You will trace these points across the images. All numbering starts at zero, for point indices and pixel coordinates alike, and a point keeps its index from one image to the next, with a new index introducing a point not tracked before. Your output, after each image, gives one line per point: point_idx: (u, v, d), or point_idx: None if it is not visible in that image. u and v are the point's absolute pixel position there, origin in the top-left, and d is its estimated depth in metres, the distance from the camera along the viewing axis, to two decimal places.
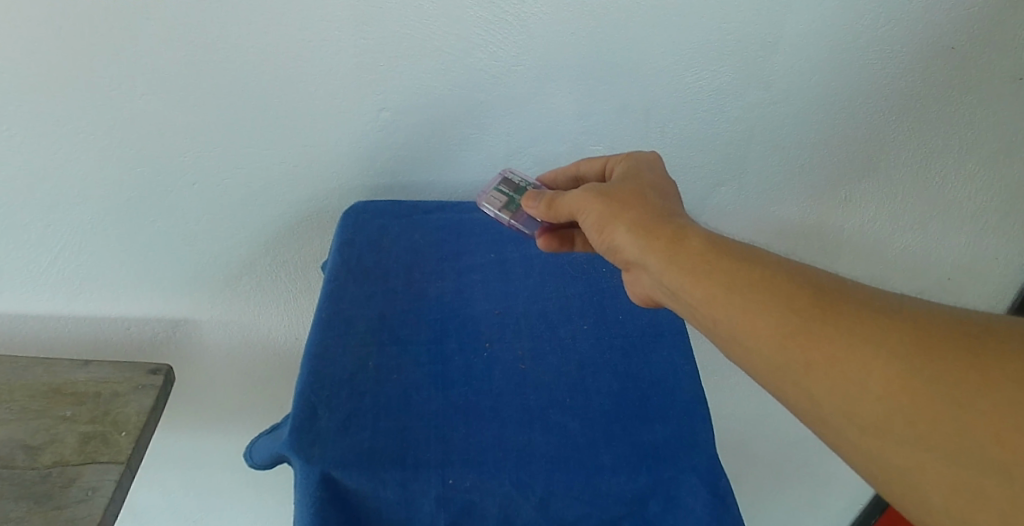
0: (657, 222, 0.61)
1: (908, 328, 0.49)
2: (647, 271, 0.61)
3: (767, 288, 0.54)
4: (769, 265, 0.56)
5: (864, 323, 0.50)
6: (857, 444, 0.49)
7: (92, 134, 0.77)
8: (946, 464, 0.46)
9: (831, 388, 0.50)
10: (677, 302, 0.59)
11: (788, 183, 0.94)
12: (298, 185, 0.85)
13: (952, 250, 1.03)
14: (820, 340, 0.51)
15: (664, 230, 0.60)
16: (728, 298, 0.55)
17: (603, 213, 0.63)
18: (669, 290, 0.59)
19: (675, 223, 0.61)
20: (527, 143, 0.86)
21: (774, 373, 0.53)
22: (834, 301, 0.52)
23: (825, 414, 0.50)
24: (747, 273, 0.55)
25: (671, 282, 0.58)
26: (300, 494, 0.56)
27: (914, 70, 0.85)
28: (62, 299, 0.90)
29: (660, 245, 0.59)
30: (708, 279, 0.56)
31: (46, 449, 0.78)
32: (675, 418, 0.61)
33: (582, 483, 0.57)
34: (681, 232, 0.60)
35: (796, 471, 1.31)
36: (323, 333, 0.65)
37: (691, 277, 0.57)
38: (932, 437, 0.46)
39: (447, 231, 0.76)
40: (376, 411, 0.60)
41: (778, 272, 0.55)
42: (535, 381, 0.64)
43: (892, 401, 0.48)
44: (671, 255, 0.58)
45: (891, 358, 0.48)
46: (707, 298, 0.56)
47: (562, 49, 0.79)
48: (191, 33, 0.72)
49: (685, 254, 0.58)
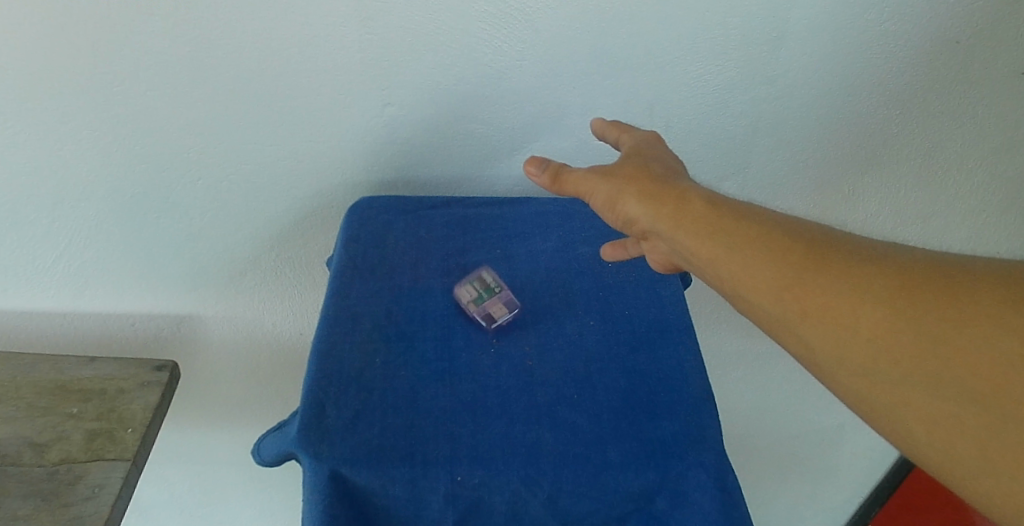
0: (663, 190, 0.60)
1: (898, 273, 0.50)
2: (660, 241, 0.60)
3: (763, 241, 0.55)
4: (763, 219, 0.56)
5: (856, 271, 0.51)
6: (856, 390, 0.50)
7: (96, 131, 0.77)
8: (942, 403, 0.47)
9: (829, 335, 0.51)
10: (686, 264, 0.59)
11: (793, 177, 0.94)
12: (303, 181, 0.85)
13: (956, 244, 1.03)
14: (816, 290, 0.52)
15: (667, 194, 0.60)
16: (730, 257, 0.55)
17: (612, 189, 0.61)
18: (677, 253, 0.59)
19: (676, 185, 0.60)
20: (531, 138, 0.86)
21: (774, 323, 0.54)
22: (827, 251, 0.53)
23: (824, 362, 0.51)
24: (743, 228, 0.56)
25: (677, 244, 0.58)
26: (309, 491, 0.56)
27: (919, 64, 0.84)
28: (67, 296, 0.90)
29: (667, 212, 0.59)
30: (709, 238, 0.56)
31: (53, 446, 0.78)
32: (683, 414, 0.60)
33: (590, 479, 0.57)
34: (682, 194, 0.59)
35: (797, 463, 1.32)
36: (330, 329, 0.65)
37: (696, 238, 0.57)
38: (924, 378, 0.48)
39: (452, 227, 0.77)
40: (385, 407, 0.59)
41: (773, 225, 0.56)
42: (542, 377, 0.63)
43: (889, 345, 0.49)
44: (674, 218, 0.58)
45: (887, 305, 0.49)
46: (710, 259, 0.56)
47: (566, 44, 0.79)
48: (194, 28, 0.72)
49: (687, 215, 0.58)
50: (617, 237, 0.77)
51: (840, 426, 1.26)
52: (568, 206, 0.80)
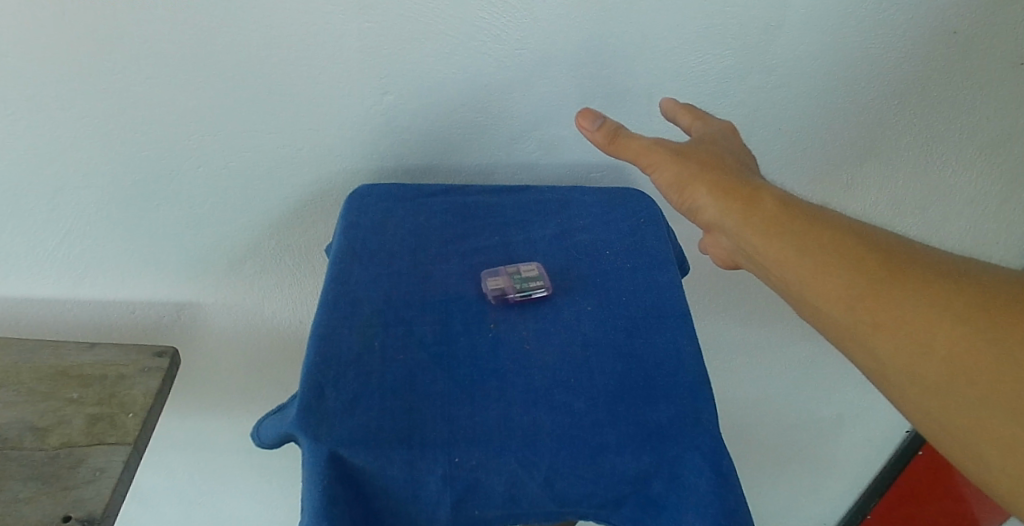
0: (736, 184, 0.63)
1: (970, 290, 0.53)
2: (726, 234, 0.63)
3: (838, 250, 0.58)
4: (838, 228, 0.59)
5: (927, 285, 0.55)
6: (915, 399, 0.53)
7: (97, 118, 0.77)
8: (1002, 419, 0.50)
9: (897, 343, 0.54)
10: (753, 263, 0.62)
11: (792, 166, 0.94)
12: (302, 169, 0.85)
13: (953, 235, 1.04)
14: (888, 300, 0.55)
15: (741, 191, 0.63)
16: (802, 260, 0.58)
17: (682, 172, 0.64)
18: (745, 251, 0.62)
19: (750, 184, 0.63)
20: (530, 127, 0.86)
21: (842, 330, 0.57)
22: (899, 265, 0.56)
23: (888, 369, 0.54)
24: (818, 235, 0.59)
25: (747, 242, 0.61)
26: (309, 471, 0.56)
27: (917, 54, 0.85)
28: (68, 283, 0.90)
29: (738, 207, 0.62)
30: (782, 239, 0.59)
31: (53, 430, 0.79)
32: (679, 398, 0.61)
33: (586, 462, 0.57)
34: (756, 193, 0.62)
35: (793, 452, 1.33)
36: (329, 314, 0.65)
37: (767, 238, 0.60)
38: (989, 396, 0.50)
39: (451, 214, 0.78)
40: (383, 390, 0.59)
41: (847, 232, 0.59)
42: (539, 361, 0.63)
43: (954, 358, 0.52)
44: (747, 216, 0.61)
45: (955, 319, 0.53)
46: (780, 260, 0.59)
47: (565, 34, 0.79)
48: (194, 15, 0.72)
49: (759, 216, 0.61)
50: (615, 225, 0.77)
51: (836, 415, 1.27)
52: (566, 194, 0.81)
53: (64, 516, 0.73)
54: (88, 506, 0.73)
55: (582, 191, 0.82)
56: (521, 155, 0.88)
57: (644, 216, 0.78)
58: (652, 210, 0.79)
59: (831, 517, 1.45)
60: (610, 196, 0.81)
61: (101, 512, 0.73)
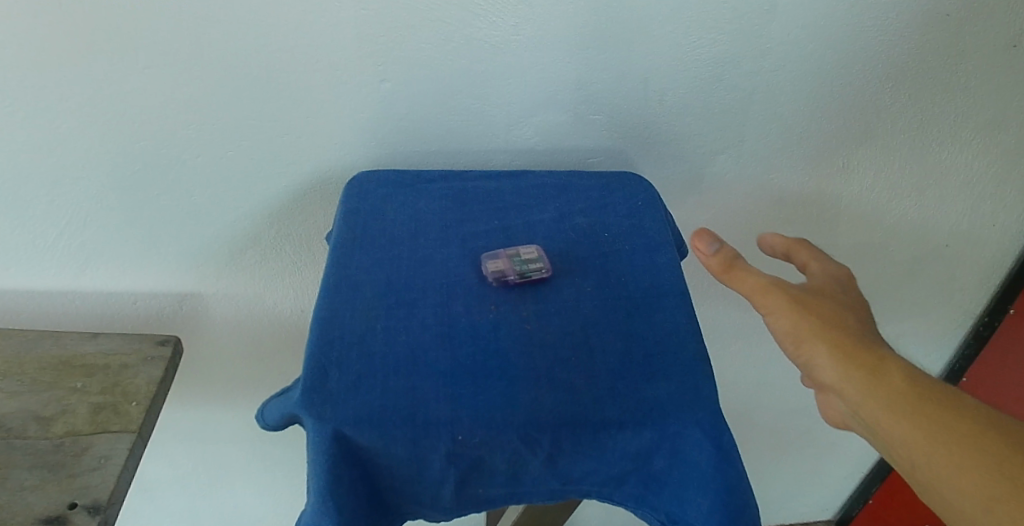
0: (858, 348, 0.61)
1: None
2: (843, 400, 0.60)
3: (932, 417, 0.56)
4: (945, 394, 0.58)
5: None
6: None
7: (95, 109, 0.78)
8: None
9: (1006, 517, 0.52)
10: (867, 429, 0.59)
11: (788, 150, 0.94)
12: (301, 158, 0.85)
13: (950, 217, 1.04)
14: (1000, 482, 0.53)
15: (866, 358, 0.60)
16: (909, 428, 0.56)
17: (824, 348, 0.61)
18: (866, 421, 0.59)
19: (875, 352, 0.61)
20: (528, 113, 0.86)
21: (952, 507, 0.54)
22: (1004, 434, 0.55)
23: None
24: (925, 402, 0.57)
25: (871, 416, 0.58)
26: (313, 451, 0.57)
27: (911, 35, 0.85)
28: (69, 275, 0.91)
29: (860, 376, 0.59)
30: (906, 419, 0.57)
31: (57, 419, 0.79)
32: (679, 375, 0.61)
33: (589, 438, 0.58)
34: (882, 366, 0.59)
35: (793, 437, 1.34)
36: (331, 298, 0.65)
37: (895, 416, 0.57)
38: None
39: (450, 199, 0.78)
40: (386, 371, 0.60)
41: (954, 400, 0.57)
42: (540, 340, 0.63)
43: None
44: (872, 387, 0.58)
45: None
46: (903, 441, 0.57)
47: (561, 19, 0.79)
48: (191, 4, 0.72)
49: (886, 390, 0.58)
50: (613, 208, 0.78)
51: None
52: (564, 179, 0.81)
53: (69, 503, 0.72)
54: (93, 494, 0.73)
55: (580, 175, 0.82)
56: (518, 141, 0.88)
57: (642, 199, 0.79)
58: (650, 193, 0.80)
59: (832, 501, 1.46)
60: (608, 180, 0.82)
61: (106, 500, 0.73)
